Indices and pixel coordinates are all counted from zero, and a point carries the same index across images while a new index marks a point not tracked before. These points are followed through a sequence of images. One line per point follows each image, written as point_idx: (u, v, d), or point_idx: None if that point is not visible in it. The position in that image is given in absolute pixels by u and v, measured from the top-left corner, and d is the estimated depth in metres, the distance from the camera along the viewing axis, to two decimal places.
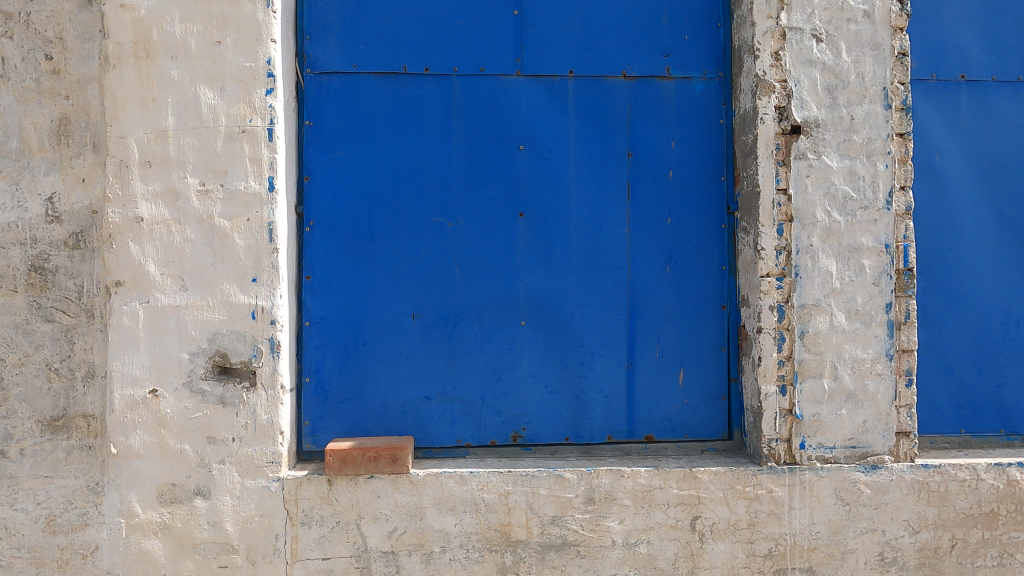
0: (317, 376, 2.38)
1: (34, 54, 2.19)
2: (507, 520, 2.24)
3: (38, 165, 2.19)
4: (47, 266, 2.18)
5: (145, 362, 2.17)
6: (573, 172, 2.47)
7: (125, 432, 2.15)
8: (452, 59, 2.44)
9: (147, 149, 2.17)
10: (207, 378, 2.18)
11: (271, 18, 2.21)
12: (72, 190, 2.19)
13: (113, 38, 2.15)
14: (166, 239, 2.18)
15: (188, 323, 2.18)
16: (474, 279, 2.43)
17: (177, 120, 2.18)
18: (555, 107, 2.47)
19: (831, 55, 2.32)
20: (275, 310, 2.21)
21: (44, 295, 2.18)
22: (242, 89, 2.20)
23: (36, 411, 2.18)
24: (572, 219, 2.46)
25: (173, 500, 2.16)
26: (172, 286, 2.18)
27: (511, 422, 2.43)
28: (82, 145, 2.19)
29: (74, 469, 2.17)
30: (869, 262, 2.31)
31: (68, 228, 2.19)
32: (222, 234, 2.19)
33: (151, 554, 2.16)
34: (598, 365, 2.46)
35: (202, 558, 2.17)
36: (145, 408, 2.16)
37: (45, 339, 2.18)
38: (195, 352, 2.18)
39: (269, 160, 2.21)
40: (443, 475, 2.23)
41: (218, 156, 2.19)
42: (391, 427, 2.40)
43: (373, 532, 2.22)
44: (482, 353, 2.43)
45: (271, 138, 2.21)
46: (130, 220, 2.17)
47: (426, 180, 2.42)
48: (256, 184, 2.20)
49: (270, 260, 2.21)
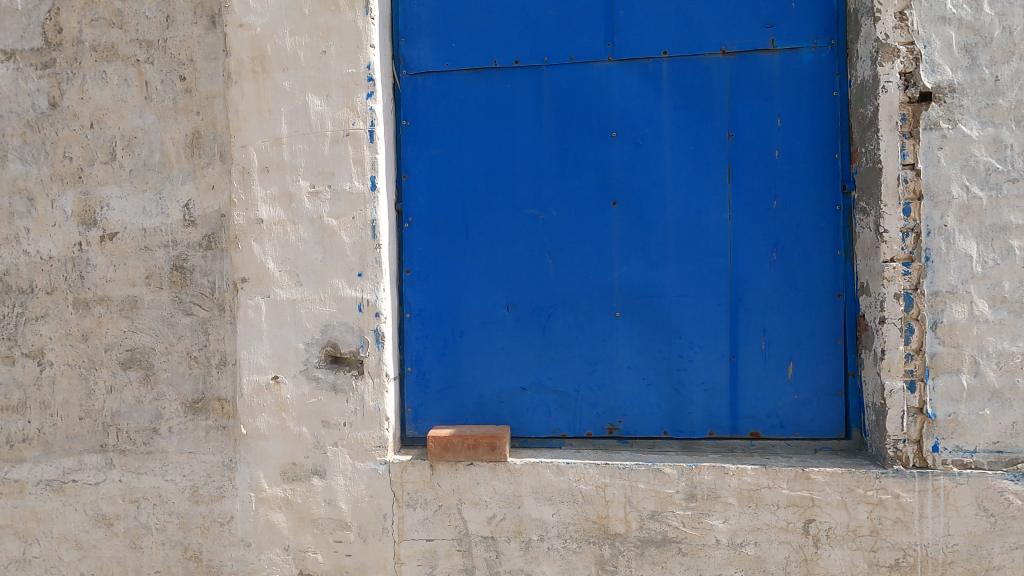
0: (417, 365, 2.48)
1: (171, 76, 2.44)
2: (605, 513, 2.22)
3: (176, 175, 2.45)
4: (186, 266, 2.45)
5: (268, 350, 2.37)
6: (669, 157, 2.38)
7: (252, 415, 2.38)
8: (542, 49, 2.43)
9: (265, 156, 2.36)
10: (321, 366, 2.35)
11: (370, 24, 2.32)
12: (204, 197, 2.44)
13: (234, 55, 2.36)
14: (283, 238, 2.36)
15: (303, 315, 2.36)
16: (568, 270, 2.42)
17: (289, 128, 2.35)
18: (649, 91, 2.39)
19: (969, 9, 2.05)
20: (379, 303, 2.33)
21: (184, 291, 2.45)
22: (345, 95, 2.33)
23: (181, 393, 2.46)
24: (667, 207, 2.38)
25: (295, 478, 2.36)
26: (288, 282, 2.36)
27: (607, 414, 2.41)
28: (212, 156, 2.43)
29: (212, 446, 2.43)
30: (1018, 243, 2.03)
31: (202, 231, 2.44)
32: (331, 232, 2.34)
33: (276, 526, 2.38)
34: (697, 357, 2.36)
35: (320, 532, 2.35)
36: (269, 392, 2.37)
37: (186, 330, 2.45)
38: (310, 342, 2.35)
39: (371, 161, 2.33)
40: (540, 465, 2.25)
41: (325, 159, 2.34)
42: (488, 416, 2.45)
43: (474, 517, 2.29)
44: (576, 344, 2.42)
45: (372, 140, 2.33)
46: (253, 222, 2.37)
47: (517, 173, 2.44)
48: (359, 184, 2.33)
49: (374, 255, 2.33)
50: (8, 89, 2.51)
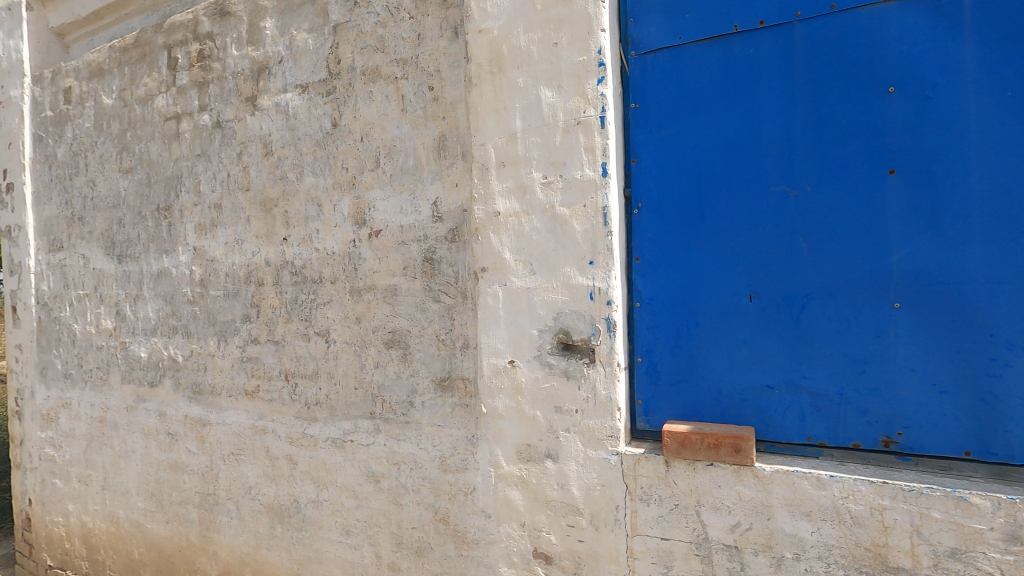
0: (648, 357, 2.39)
1: (422, 87, 2.72)
2: (882, 541, 1.88)
3: (426, 176, 2.74)
4: (435, 257, 2.72)
5: (505, 336, 2.51)
6: (973, 109, 1.89)
7: (491, 395, 2.54)
8: (794, 3, 2.13)
9: (502, 151, 2.49)
10: (553, 353, 2.41)
11: (601, 8, 2.29)
12: (449, 194, 2.68)
13: (475, 60, 2.53)
14: (517, 228, 2.47)
15: (537, 303, 2.44)
16: (828, 254, 2.09)
17: (523, 122, 2.44)
18: (943, 30, 1.93)
19: None
20: (611, 291, 2.30)
21: (434, 280, 2.72)
22: (576, 84, 2.34)
23: (431, 372, 2.74)
24: (971, 172, 1.90)
25: (530, 458, 2.46)
26: (523, 271, 2.46)
27: (882, 424, 2.02)
28: (456, 156, 2.65)
29: (457, 421, 2.67)
30: None
31: (447, 225, 2.68)
32: (563, 221, 2.38)
33: (513, 502, 2.51)
34: (1018, 361, 1.85)
35: (553, 514, 2.42)
36: (505, 375, 2.50)
37: (436, 315, 2.72)
38: (543, 329, 2.43)
39: (602, 147, 2.30)
40: (795, 474, 1.99)
41: (557, 150, 2.38)
42: (728, 416, 2.25)
43: (714, 522, 2.12)
44: (838, 339, 2.08)
45: (603, 126, 2.30)
46: (491, 215, 2.52)
47: (763, 147, 2.18)
48: (590, 172, 2.32)
49: (605, 242, 2.30)
50: (304, 116, 3.06)
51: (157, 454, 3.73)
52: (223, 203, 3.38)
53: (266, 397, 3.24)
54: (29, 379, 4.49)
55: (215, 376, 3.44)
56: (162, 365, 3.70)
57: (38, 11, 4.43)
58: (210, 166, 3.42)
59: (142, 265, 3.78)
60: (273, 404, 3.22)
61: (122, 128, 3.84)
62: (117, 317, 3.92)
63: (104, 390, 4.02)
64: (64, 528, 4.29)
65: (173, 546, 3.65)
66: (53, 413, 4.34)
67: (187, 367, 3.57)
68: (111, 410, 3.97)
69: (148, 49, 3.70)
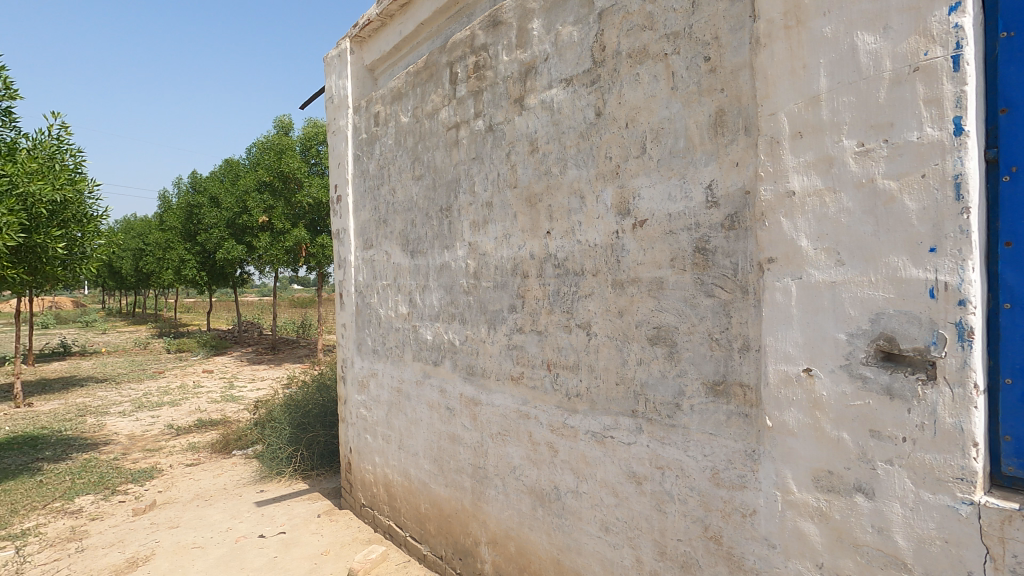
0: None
1: (696, 60, 2.45)
2: None
3: (700, 158, 2.46)
4: (709, 247, 2.43)
5: (799, 339, 2.09)
6: None
7: (779, 407, 2.15)
8: None
9: (799, 119, 2.08)
10: (870, 364, 1.91)
11: None
12: (728, 175, 2.36)
13: (765, 16, 2.16)
14: (819, 210, 2.03)
15: (846, 301, 1.96)
16: None
17: (831, 79, 1.99)
18: None
19: None
20: (967, 287, 1.69)
21: (706, 273, 2.43)
22: (914, 18, 1.78)
23: (702, 374, 2.47)
24: None
25: (831, 489, 2.01)
26: (826, 261, 2.01)
27: None
28: (737, 132, 2.32)
29: (734, 432, 2.36)
30: None
31: (725, 211, 2.37)
32: (888, 198, 1.86)
33: (807, 537, 2.09)
34: None
35: (866, 563, 1.94)
36: (799, 386, 2.09)
37: (708, 312, 2.44)
38: (855, 334, 1.95)
39: (956, 96, 1.70)
40: None
41: (881, 108, 1.87)
42: None
43: None
44: None
45: (959, 66, 1.70)
46: (782, 195, 2.13)
47: None
48: (935, 130, 1.75)
49: (957, 223, 1.71)
50: (568, 109, 3.06)
51: (439, 425, 4.25)
52: (494, 201, 3.64)
53: (530, 384, 3.39)
54: (350, 351, 5.60)
55: (486, 361, 3.75)
56: (443, 348, 4.19)
57: (358, 53, 5.45)
58: (483, 167, 3.72)
59: (429, 259, 4.33)
60: (536, 391, 3.35)
61: (415, 141, 4.46)
62: (410, 303, 4.59)
63: (401, 365, 4.76)
64: (372, 475, 5.24)
65: (451, 508, 4.13)
66: (365, 380, 5.33)
67: (463, 350, 3.97)
68: (405, 382, 4.68)
69: (434, 69, 4.20)
